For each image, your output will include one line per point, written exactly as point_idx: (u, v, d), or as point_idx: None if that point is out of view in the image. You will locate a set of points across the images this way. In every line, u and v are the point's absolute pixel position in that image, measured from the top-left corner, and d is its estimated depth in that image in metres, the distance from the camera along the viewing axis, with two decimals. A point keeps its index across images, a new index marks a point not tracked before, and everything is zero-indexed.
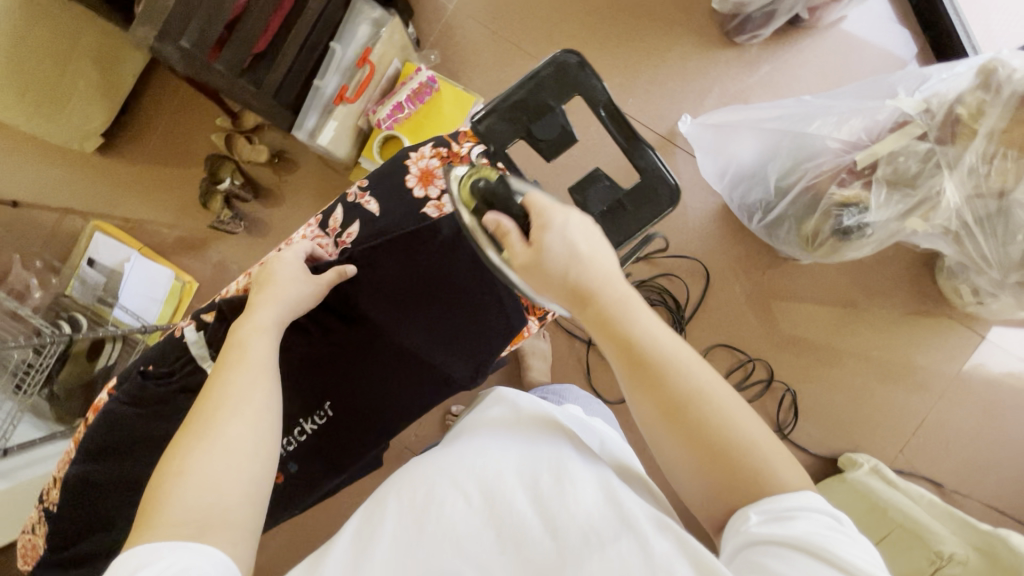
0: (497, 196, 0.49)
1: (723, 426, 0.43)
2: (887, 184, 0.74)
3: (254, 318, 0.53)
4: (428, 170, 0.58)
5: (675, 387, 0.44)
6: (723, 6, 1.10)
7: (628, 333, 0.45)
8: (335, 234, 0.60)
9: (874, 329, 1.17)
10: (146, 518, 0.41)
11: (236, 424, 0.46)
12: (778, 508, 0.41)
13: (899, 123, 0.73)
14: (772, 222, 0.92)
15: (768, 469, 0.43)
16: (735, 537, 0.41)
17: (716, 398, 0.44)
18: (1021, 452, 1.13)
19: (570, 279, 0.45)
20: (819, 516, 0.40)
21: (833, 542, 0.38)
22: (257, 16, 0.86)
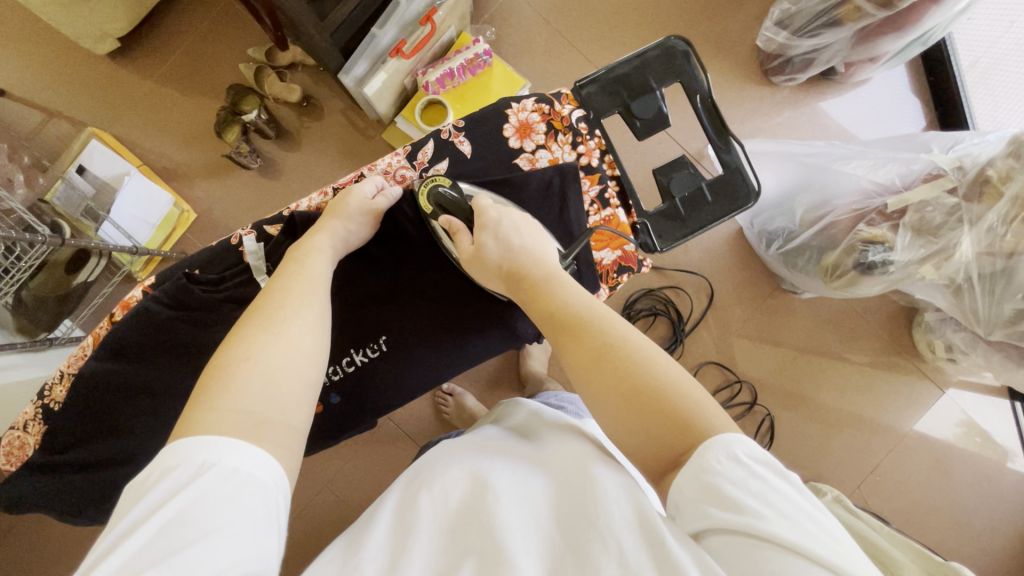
0: (452, 199, 0.55)
1: (640, 369, 0.43)
2: (912, 231, 0.80)
3: (315, 239, 0.50)
4: (528, 124, 0.59)
5: (592, 341, 0.45)
6: (768, 46, 1.15)
7: (558, 307, 0.48)
8: (420, 169, 0.60)
9: (851, 371, 1.25)
10: (204, 399, 0.37)
11: (301, 324, 0.43)
12: (710, 479, 0.37)
13: (931, 174, 0.79)
14: (793, 250, 0.98)
15: (692, 406, 0.41)
16: (694, 518, 0.38)
17: (635, 346, 0.45)
18: (960, 502, 1.22)
19: (506, 263, 0.52)
20: (757, 482, 0.37)
21: (771, 512, 0.35)
22: None
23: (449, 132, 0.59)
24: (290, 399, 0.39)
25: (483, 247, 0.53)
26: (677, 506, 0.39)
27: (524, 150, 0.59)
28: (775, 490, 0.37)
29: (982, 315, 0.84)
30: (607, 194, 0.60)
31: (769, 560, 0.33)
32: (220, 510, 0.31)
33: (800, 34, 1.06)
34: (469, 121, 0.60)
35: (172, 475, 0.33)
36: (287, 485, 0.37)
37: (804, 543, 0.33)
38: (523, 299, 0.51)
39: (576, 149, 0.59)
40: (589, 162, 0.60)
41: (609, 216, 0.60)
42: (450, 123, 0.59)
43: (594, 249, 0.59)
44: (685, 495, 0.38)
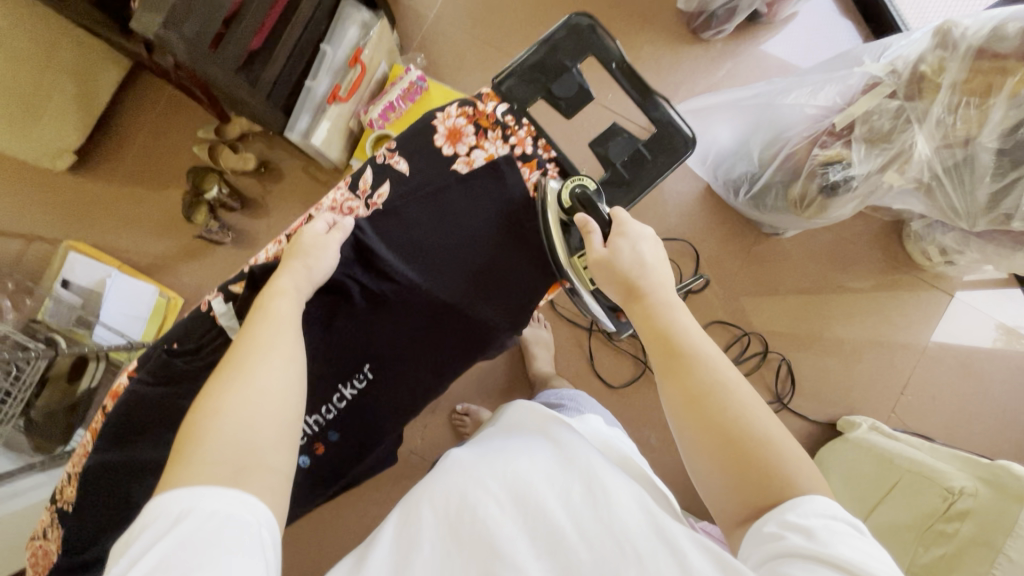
0: (592, 201, 0.56)
1: (745, 418, 0.45)
2: (865, 142, 0.80)
3: (275, 283, 0.51)
4: (456, 130, 0.60)
5: (704, 381, 0.46)
6: (688, 7, 1.17)
7: (668, 335, 0.49)
8: (365, 196, 0.61)
9: (856, 297, 1.24)
10: (183, 454, 0.38)
11: (266, 365, 0.43)
12: (798, 519, 0.39)
13: (869, 85, 0.79)
14: (759, 193, 0.99)
15: (793, 474, 0.43)
16: (766, 545, 0.39)
17: (751, 404, 0.46)
18: (996, 400, 1.20)
19: (630, 275, 0.52)
20: (847, 531, 0.38)
21: (863, 560, 0.36)
22: (254, 12, 0.83)
23: (384, 156, 0.61)
24: (265, 441, 0.40)
25: (617, 252, 0.53)
26: (748, 550, 0.40)
27: (457, 155, 0.61)
28: (865, 546, 0.38)
29: (971, 205, 0.81)
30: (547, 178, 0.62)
31: None
32: (199, 555, 0.32)
33: None
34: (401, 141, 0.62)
35: (151, 528, 0.34)
36: (276, 525, 0.38)
37: None
38: (633, 313, 0.52)
39: (508, 141, 0.61)
40: (524, 151, 0.61)
41: None
42: (384, 146, 0.61)
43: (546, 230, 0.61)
44: (767, 527, 0.40)
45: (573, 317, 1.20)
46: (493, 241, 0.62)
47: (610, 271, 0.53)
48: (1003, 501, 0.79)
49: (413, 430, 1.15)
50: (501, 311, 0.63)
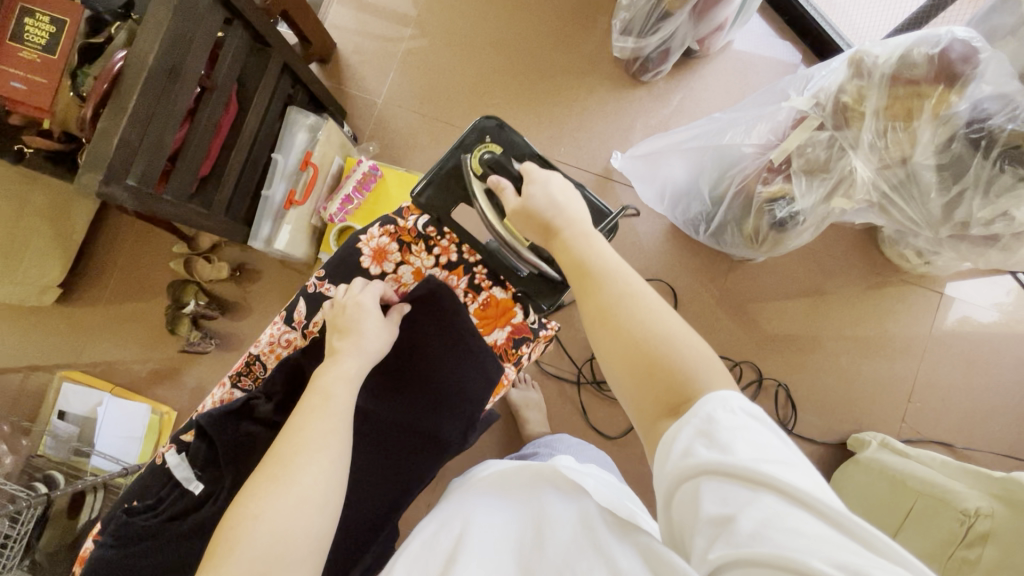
0: (501, 162, 0.59)
1: (651, 324, 0.46)
2: (805, 174, 0.80)
3: (339, 366, 0.56)
4: (382, 248, 0.66)
5: (613, 297, 0.48)
6: (624, 54, 1.20)
7: (577, 260, 0.52)
8: (302, 326, 0.66)
9: (845, 310, 1.20)
10: (213, 559, 0.43)
11: (307, 461, 0.48)
12: (704, 424, 0.41)
13: (797, 119, 0.80)
14: (717, 229, 0.99)
15: (702, 376, 0.44)
16: (677, 461, 0.41)
17: (660, 315, 0.47)
18: (1006, 394, 1.16)
19: (543, 213, 0.54)
20: (751, 429, 0.40)
21: (764, 460, 0.38)
22: (199, 143, 0.87)
23: (315, 285, 0.67)
24: (294, 554, 0.44)
25: (528, 197, 0.56)
26: (661, 465, 0.42)
27: (385, 273, 0.66)
28: (768, 442, 0.40)
29: (931, 215, 0.77)
30: (476, 280, 0.67)
31: (754, 500, 0.37)
32: None
33: (644, 33, 1.12)
34: (331, 268, 0.67)
35: None
36: None
37: (789, 484, 0.37)
38: (552, 248, 0.54)
39: (432, 252, 0.66)
40: (449, 259, 0.66)
41: (486, 298, 0.66)
42: (315, 276, 0.67)
43: (485, 334, 0.66)
44: (677, 436, 0.42)
45: (559, 374, 1.19)
46: (436, 359, 0.64)
47: (523, 214, 0.56)
48: (1020, 520, 0.75)
49: (414, 511, 1.13)
50: (451, 425, 0.64)
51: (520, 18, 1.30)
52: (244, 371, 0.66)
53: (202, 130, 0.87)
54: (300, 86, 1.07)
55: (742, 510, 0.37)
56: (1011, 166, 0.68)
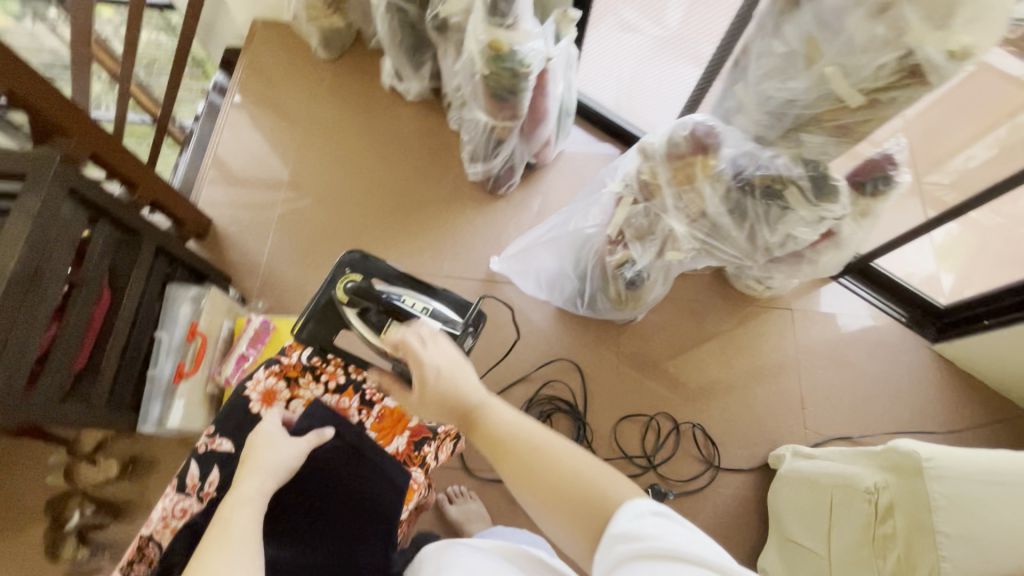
0: (365, 290, 0.72)
1: (561, 459, 0.53)
2: (638, 240, 0.96)
3: (240, 491, 0.58)
4: (271, 388, 0.74)
5: (523, 454, 0.55)
6: (477, 177, 1.40)
7: (491, 423, 0.59)
8: (196, 490, 0.68)
9: (727, 342, 1.35)
10: None
11: (215, 556, 0.48)
12: (623, 531, 0.46)
13: (617, 199, 0.97)
14: (593, 299, 1.12)
15: (614, 492, 0.50)
16: (609, 562, 0.46)
17: (564, 451, 0.54)
18: (872, 379, 1.34)
19: (445, 398, 0.62)
20: (659, 521, 0.46)
21: (673, 539, 0.44)
22: (70, 340, 0.86)
23: (206, 443, 0.70)
24: None
25: (423, 387, 0.62)
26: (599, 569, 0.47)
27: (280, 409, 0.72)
28: (676, 526, 0.46)
29: (745, 248, 0.94)
30: (367, 396, 0.76)
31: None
32: None
33: (489, 157, 1.32)
34: (221, 420, 0.72)
35: None
36: None
37: (696, 554, 0.43)
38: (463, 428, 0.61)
39: (320, 381, 0.75)
40: (336, 383, 0.75)
41: (381, 411, 0.75)
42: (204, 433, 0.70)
43: (386, 445, 0.74)
44: (606, 546, 0.47)
45: (495, 476, 1.18)
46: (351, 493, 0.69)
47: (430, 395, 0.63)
48: (911, 485, 0.85)
49: None
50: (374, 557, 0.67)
51: (385, 165, 1.47)
52: (137, 555, 0.64)
53: (72, 327, 0.86)
54: (179, 263, 1.10)
55: None
56: (775, 201, 0.87)
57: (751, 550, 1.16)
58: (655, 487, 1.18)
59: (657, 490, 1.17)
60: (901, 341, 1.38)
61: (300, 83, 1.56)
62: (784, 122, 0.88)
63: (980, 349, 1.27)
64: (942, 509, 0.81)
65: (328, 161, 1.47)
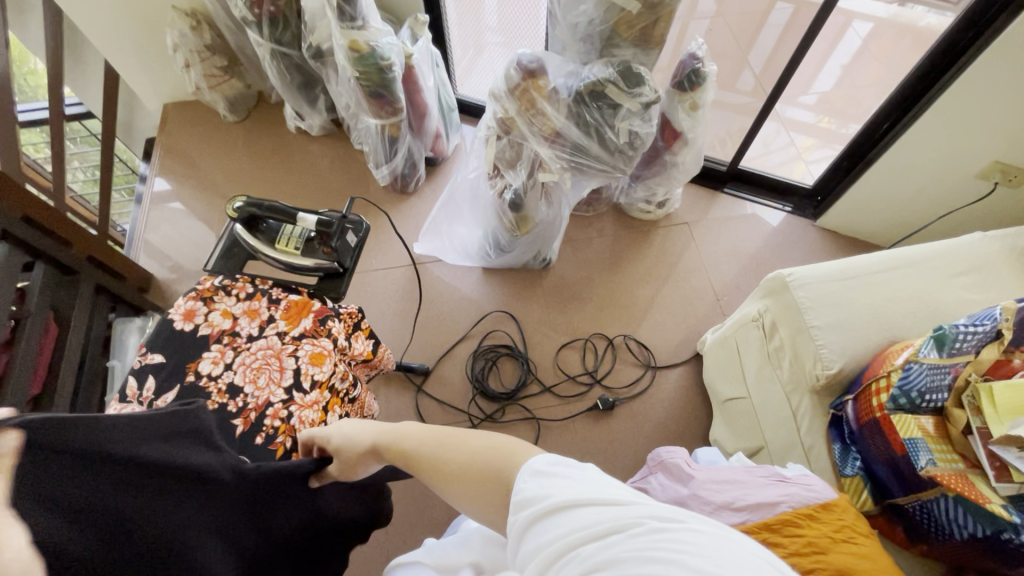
0: (255, 212, 0.72)
1: (462, 447, 0.54)
2: (510, 168, 1.12)
3: None
4: (190, 308, 0.71)
5: (434, 463, 0.54)
6: (387, 181, 1.55)
7: (398, 448, 0.58)
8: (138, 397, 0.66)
9: (639, 264, 1.49)
10: None
11: None
12: (522, 497, 0.46)
13: (485, 141, 1.14)
14: (499, 241, 1.28)
15: (514, 454, 0.50)
16: (518, 532, 0.45)
17: (466, 441, 0.54)
18: (769, 262, 1.50)
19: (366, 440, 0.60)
20: (550, 477, 0.46)
21: (566, 489, 0.44)
22: (22, 365, 0.93)
23: (139, 360, 0.68)
24: None
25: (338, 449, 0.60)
26: (515, 549, 0.45)
27: (198, 323, 0.69)
28: (565, 476, 0.46)
29: (602, 155, 1.09)
30: (276, 294, 0.73)
31: (570, 519, 0.41)
32: None
33: (390, 157, 1.47)
34: (150, 343, 0.69)
35: None
36: None
37: (586, 497, 0.42)
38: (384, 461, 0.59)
39: (233, 293, 0.72)
40: (247, 291, 0.73)
41: (288, 303, 0.72)
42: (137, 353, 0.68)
43: (293, 326, 0.70)
44: (515, 519, 0.45)
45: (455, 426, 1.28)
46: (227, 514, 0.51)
47: (349, 459, 0.61)
48: (784, 303, 0.96)
49: None
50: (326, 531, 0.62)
51: (304, 193, 1.62)
52: None
53: (25, 352, 0.94)
54: (120, 302, 1.23)
55: (561, 536, 0.41)
56: (604, 102, 1.05)
57: (703, 429, 1.24)
58: (602, 398, 1.27)
59: (604, 399, 1.26)
60: (787, 229, 1.55)
61: (215, 145, 1.74)
62: (596, 45, 1.08)
63: (847, 212, 1.46)
64: (809, 307, 0.91)
65: None
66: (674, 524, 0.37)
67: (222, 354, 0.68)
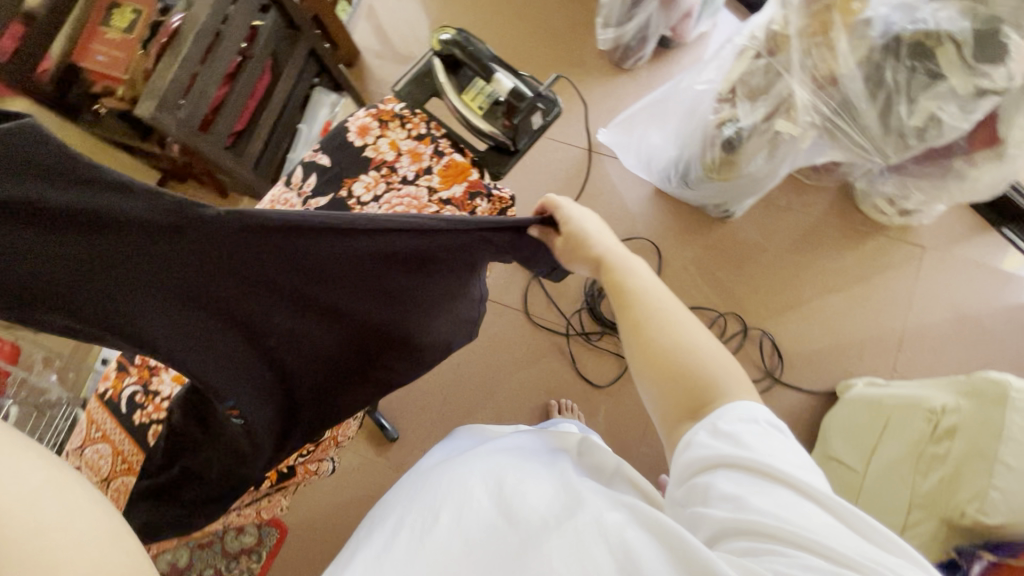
0: (461, 47, 0.67)
1: (677, 328, 0.50)
2: (748, 98, 0.90)
3: None
4: (365, 125, 0.71)
5: (640, 312, 0.52)
6: (606, 45, 1.37)
7: (625, 281, 0.55)
8: (298, 187, 0.70)
9: (830, 265, 1.25)
10: None
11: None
12: (726, 427, 0.44)
13: (738, 52, 0.91)
14: (684, 171, 1.11)
15: (728, 374, 0.48)
16: (702, 450, 0.43)
17: (686, 324, 0.51)
18: (993, 340, 1.18)
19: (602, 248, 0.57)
20: (768, 434, 0.43)
21: (785, 461, 0.41)
22: (235, 101, 1.03)
23: (309, 155, 0.71)
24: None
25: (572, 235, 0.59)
26: (680, 457, 0.45)
27: (366, 143, 0.70)
28: (784, 446, 0.43)
29: (873, 133, 0.83)
30: (441, 147, 0.71)
31: (783, 493, 0.39)
32: None
33: (623, 20, 1.28)
34: (323, 143, 0.71)
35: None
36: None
37: (810, 485, 0.39)
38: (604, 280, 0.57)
39: (406, 127, 0.71)
40: (418, 131, 0.71)
41: (449, 161, 0.70)
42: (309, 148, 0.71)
43: (443, 187, 0.68)
44: (705, 438, 0.44)
45: (552, 326, 1.29)
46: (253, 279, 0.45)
47: (580, 247, 0.59)
48: (981, 407, 0.76)
49: (416, 455, 1.23)
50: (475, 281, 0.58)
51: (520, 20, 1.49)
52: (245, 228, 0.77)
53: (240, 89, 1.04)
54: (325, 72, 1.29)
55: (757, 494, 0.39)
56: (924, 65, 0.76)
57: None
58: None
59: None
60: None
61: None
62: None
63: None
64: (1015, 440, 0.70)
65: (467, 12, 1.51)
66: (892, 565, 0.35)
67: (375, 182, 0.69)
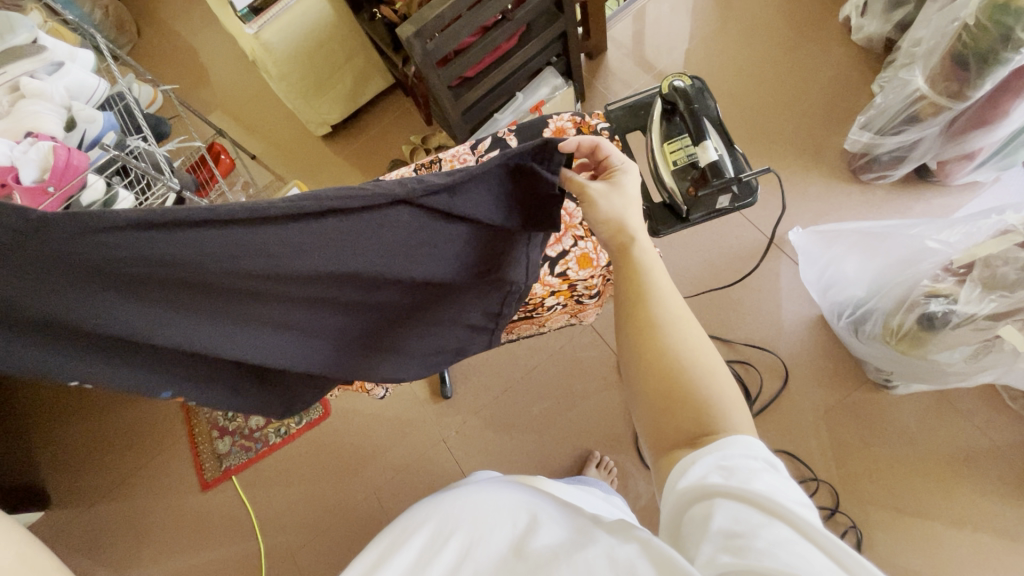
0: (687, 95, 0.68)
1: (678, 335, 0.51)
2: (982, 284, 0.75)
3: None
4: (562, 128, 0.74)
5: (652, 313, 0.53)
6: (853, 147, 1.21)
7: (642, 277, 0.56)
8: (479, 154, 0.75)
9: (982, 506, 1.02)
10: None
11: None
12: (732, 463, 0.41)
13: (1001, 232, 0.76)
14: (861, 317, 0.96)
15: (709, 386, 0.49)
16: (695, 485, 0.41)
17: (688, 330, 0.52)
18: None
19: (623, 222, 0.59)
20: (770, 475, 0.39)
21: (795, 504, 0.36)
22: (477, 52, 1.12)
23: (503, 132, 0.75)
24: None
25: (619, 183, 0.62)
26: (678, 483, 0.43)
27: None
28: (789, 489, 0.39)
29: None
30: None
31: (780, 532, 0.34)
32: None
33: (886, 131, 1.13)
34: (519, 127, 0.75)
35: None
36: None
37: (818, 531, 0.34)
38: (620, 268, 0.58)
39: None
40: None
41: None
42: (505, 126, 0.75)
43: None
44: (705, 466, 0.42)
45: None
46: (129, 314, 0.45)
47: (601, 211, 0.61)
48: None
49: (456, 422, 1.29)
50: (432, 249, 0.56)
51: (776, 85, 1.38)
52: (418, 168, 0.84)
53: (486, 43, 1.12)
54: (564, 57, 1.33)
55: (750, 527, 0.35)
56: None
57: None
58: None
59: None
60: None
61: None
62: None
63: None
64: None
65: (724, 55, 1.44)
66: None
67: None
